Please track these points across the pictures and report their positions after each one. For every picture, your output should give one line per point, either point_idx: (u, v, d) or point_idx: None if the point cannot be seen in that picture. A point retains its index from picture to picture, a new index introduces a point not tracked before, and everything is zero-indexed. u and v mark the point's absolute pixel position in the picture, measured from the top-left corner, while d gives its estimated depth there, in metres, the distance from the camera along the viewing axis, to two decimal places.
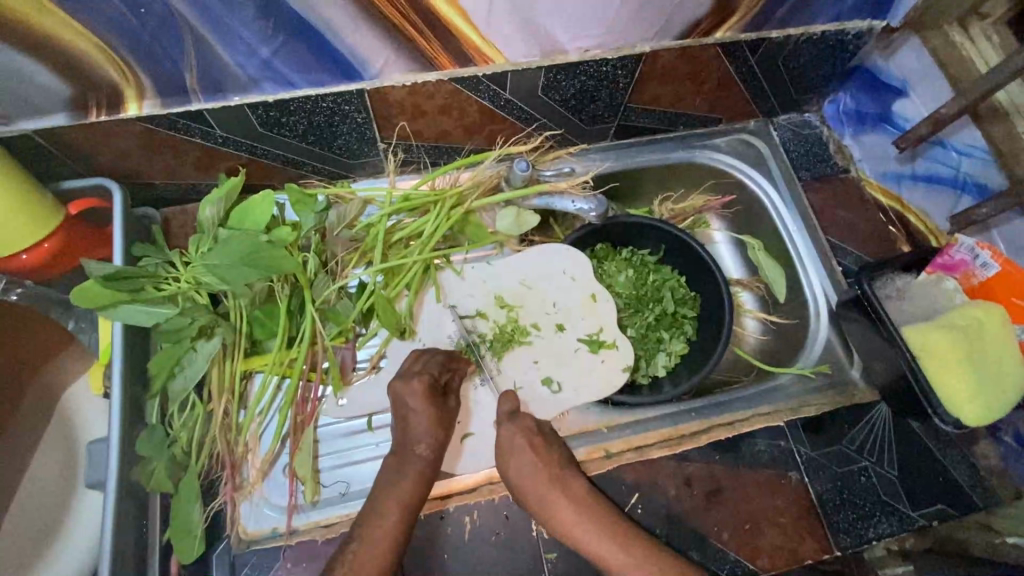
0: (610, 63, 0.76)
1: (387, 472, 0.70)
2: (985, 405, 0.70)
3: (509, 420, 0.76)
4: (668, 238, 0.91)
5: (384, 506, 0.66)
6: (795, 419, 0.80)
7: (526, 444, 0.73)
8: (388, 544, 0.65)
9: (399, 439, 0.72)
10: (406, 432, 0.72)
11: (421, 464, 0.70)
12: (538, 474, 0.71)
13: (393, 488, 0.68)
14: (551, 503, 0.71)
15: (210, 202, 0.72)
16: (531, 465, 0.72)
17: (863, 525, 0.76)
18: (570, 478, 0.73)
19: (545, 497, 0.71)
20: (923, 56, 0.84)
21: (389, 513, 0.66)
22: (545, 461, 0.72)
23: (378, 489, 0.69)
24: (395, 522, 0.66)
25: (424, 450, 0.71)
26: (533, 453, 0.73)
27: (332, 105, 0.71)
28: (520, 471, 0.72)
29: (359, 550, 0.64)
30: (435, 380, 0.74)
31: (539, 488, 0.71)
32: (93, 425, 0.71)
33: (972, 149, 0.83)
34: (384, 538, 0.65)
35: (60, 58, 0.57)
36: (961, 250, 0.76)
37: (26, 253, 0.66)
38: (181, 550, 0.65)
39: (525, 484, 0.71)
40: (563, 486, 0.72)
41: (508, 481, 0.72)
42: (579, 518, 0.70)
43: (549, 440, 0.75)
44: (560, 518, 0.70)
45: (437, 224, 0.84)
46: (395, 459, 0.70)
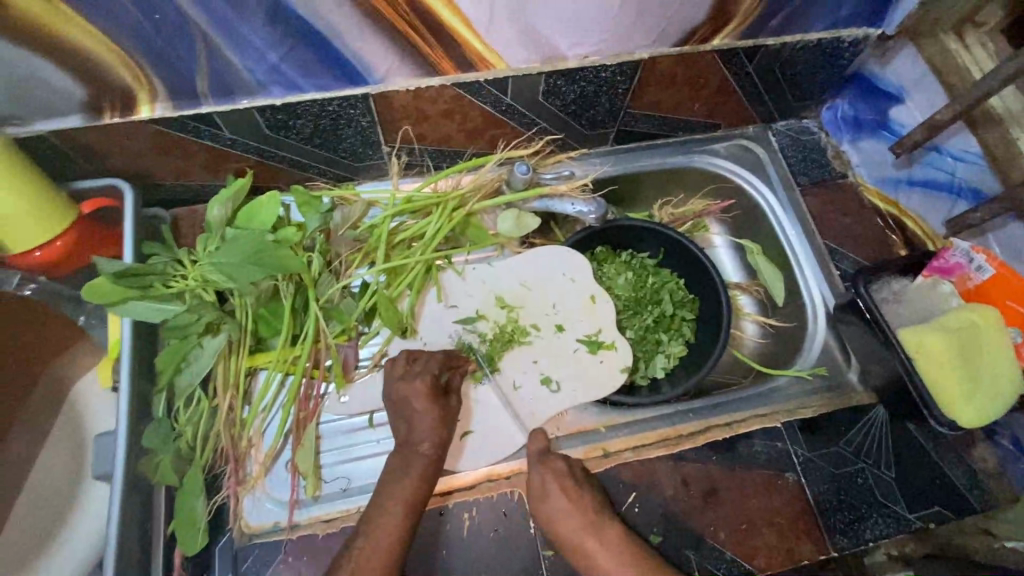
0: (610, 69, 0.78)
1: (394, 469, 0.69)
2: (979, 407, 0.70)
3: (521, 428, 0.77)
4: (667, 242, 0.93)
5: (388, 501, 0.67)
6: (793, 420, 0.81)
7: (559, 487, 0.71)
8: (391, 539, 0.65)
9: (403, 434, 0.72)
10: (410, 429, 0.72)
11: (426, 462, 0.70)
12: (571, 519, 0.70)
13: (399, 483, 0.68)
14: (586, 548, 0.69)
15: (218, 202, 0.73)
16: (563, 509, 0.70)
17: (860, 526, 0.76)
18: (605, 523, 0.71)
19: (580, 543, 0.70)
20: (918, 64, 0.85)
21: (396, 509, 0.66)
22: (578, 506, 0.70)
23: (384, 485, 0.69)
24: (400, 518, 0.66)
25: (428, 448, 0.71)
26: (566, 496, 0.71)
27: (337, 109, 0.73)
28: (553, 514, 0.70)
29: (367, 544, 0.64)
30: (437, 379, 0.75)
31: (573, 533, 0.70)
32: (100, 419, 0.73)
33: (965, 155, 0.83)
34: (386, 536, 0.65)
35: (76, 61, 0.59)
36: (957, 254, 0.77)
37: (39, 251, 0.68)
38: (185, 542, 0.66)
39: (559, 529, 0.70)
40: (599, 533, 0.70)
41: (542, 522, 0.71)
42: (614, 564, 0.69)
43: (582, 484, 0.73)
44: (594, 563, 0.69)
45: (439, 225, 0.86)
46: (398, 457, 0.71)
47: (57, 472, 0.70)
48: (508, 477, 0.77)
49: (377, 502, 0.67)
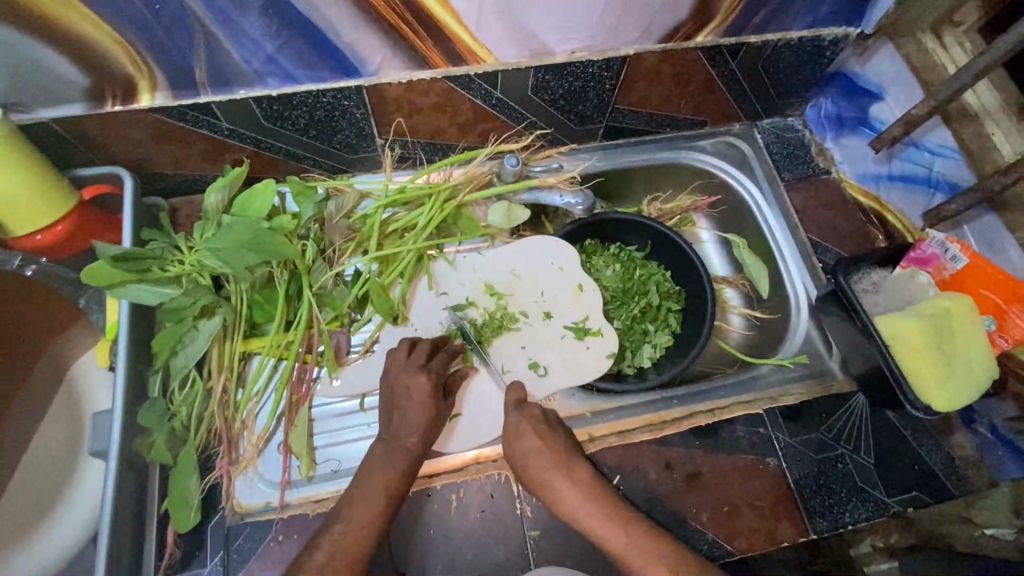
0: (596, 65, 0.80)
1: (376, 460, 0.71)
2: (952, 392, 0.73)
3: (511, 408, 0.78)
4: (654, 234, 0.95)
5: (374, 479, 0.69)
6: (775, 407, 0.83)
7: (532, 427, 0.75)
8: (376, 515, 0.67)
9: (389, 429, 0.74)
10: (402, 420, 0.73)
11: (407, 455, 0.71)
12: (542, 457, 0.73)
13: (382, 471, 0.70)
14: (555, 486, 0.72)
15: (215, 189, 0.75)
16: (536, 448, 0.74)
17: (839, 510, 0.78)
18: (576, 465, 0.74)
19: (550, 480, 0.72)
20: (897, 61, 0.89)
21: (377, 493, 0.68)
22: (550, 446, 0.74)
23: (366, 466, 0.71)
24: (384, 498, 0.68)
25: (413, 442, 0.72)
26: (539, 437, 0.74)
27: (332, 101, 0.75)
28: (526, 453, 0.74)
29: (349, 522, 0.66)
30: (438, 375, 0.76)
31: (543, 471, 0.72)
32: (98, 398, 0.75)
33: (942, 150, 0.87)
34: (371, 510, 0.67)
35: (80, 50, 0.61)
36: (932, 244, 0.79)
37: (40, 235, 0.70)
38: (178, 518, 0.67)
39: (530, 467, 0.73)
40: (570, 473, 0.73)
41: (516, 464, 0.74)
42: (580, 501, 0.71)
43: (556, 428, 0.77)
44: (565, 505, 0.71)
45: (430, 215, 0.88)
46: (380, 449, 0.72)
47: (56, 449, 0.72)
48: (495, 459, 0.79)
49: (361, 484, 0.69)
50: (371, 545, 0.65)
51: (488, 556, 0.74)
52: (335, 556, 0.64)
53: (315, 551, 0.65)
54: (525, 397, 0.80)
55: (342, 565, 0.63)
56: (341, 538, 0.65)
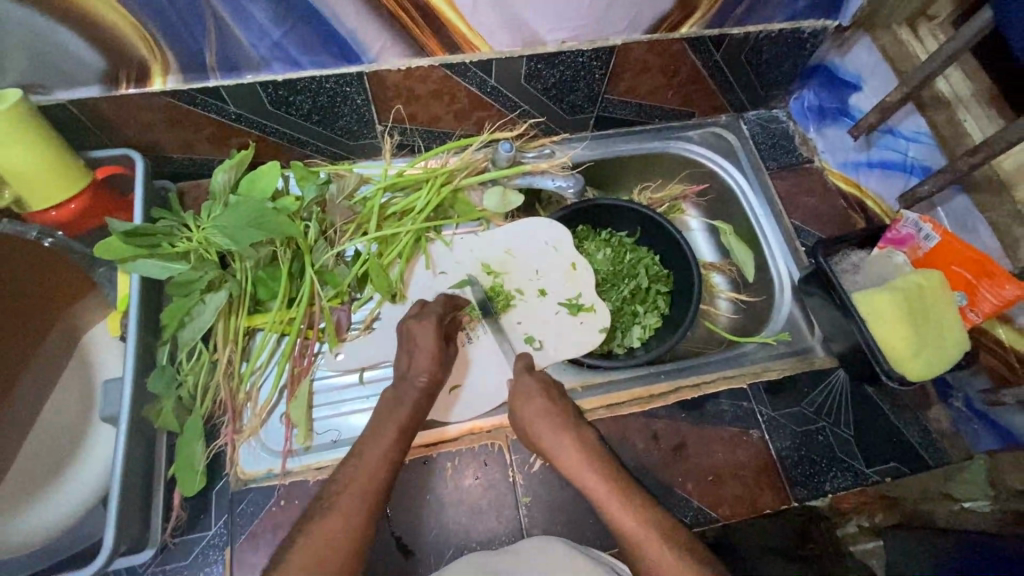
0: (586, 54, 0.84)
1: (387, 403, 0.74)
2: (926, 362, 0.76)
3: (522, 373, 0.82)
4: (643, 219, 0.98)
5: (378, 435, 0.71)
6: (758, 382, 0.86)
7: (539, 388, 0.79)
8: (382, 466, 0.69)
9: (405, 366, 0.78)
10: (411, 363, 0.78)
11: (417, 394, 0.75)
12: (549, 414, 0.77)
13: (393, 412, 0.73)
14: (558, 442, 0.75)
15: (222, 170, 0.79)
16: (543, 405, 0.77)
17: (819, 479, 0.81)
18: (580, 424, 0.77)
19: (554, 435, 0.75)
20: (873, 52, 0.92)
21: (386, 436, 0.71)
22: (556, 405, 0.78)
23: (372, 425, 0.73)
24: (391, 447, 0.70)
25: (423, 380, 0.76)
26: (546, 397, 0.78)
27: (334, 87, 0.79)
28: (534, 410, 0.77)
29: (360, 464, 0.68)
30: (441, 321, 0.82)
31: (549, 426, 0.76)
32: (108, 368, 0.78)
33: (917, 135, 0.90)
34: (377, 459, 0.69)
35: (99, 35, 0.65)
36: (907, 224, 0.83)
37: (55, 211, 0.74)
38: (184, 481, 0.71)
39: (537, 422, 0.76)
40: (573, 430, 0.76)
41: (523, 421, 0.77)
42: (582, 455, 0.74)
43: (563, 393, 0.81)
44: (564, 460, 0.74)
45: (428, 198, 0.92)
46: (391, 394, 0.76)
47: (67, 415, 0.75)
48: (488, 430, 0.82)
49: (369, 431, 0.72)
50: (382, 488, 0.67)
51: (482, 522, 0.77)
52: (347, 486, 0.67)
53: (329, 488, 0.67)
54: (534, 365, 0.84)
55: (354, 509, 0.65)
56: (352, 477, 0.67)
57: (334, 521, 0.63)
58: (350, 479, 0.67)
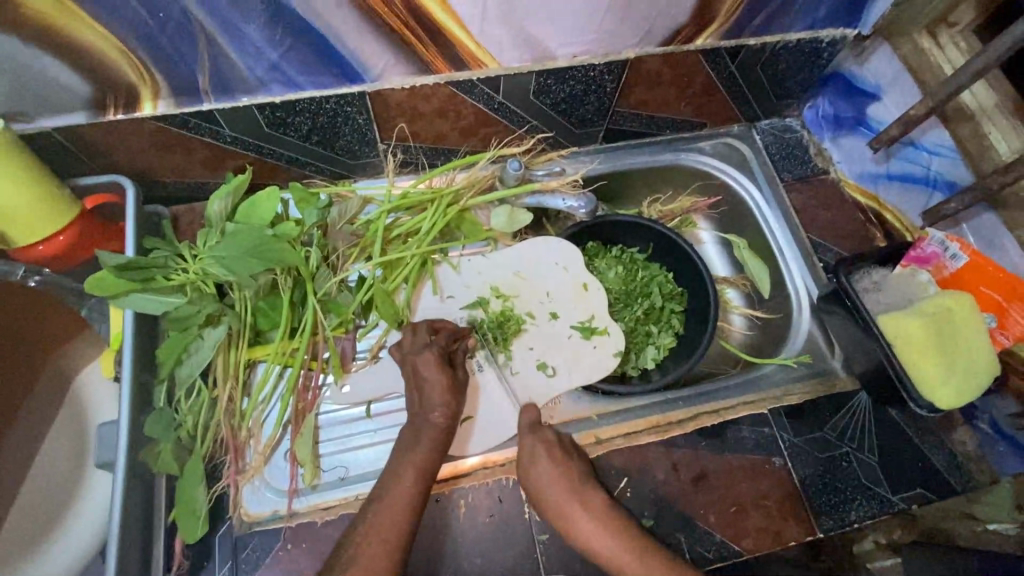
0: (598, 68, 0.80)
1: (406, 440, 0.72)
2: (956, 388, 0.73)
3: (530, 432, 0.78)
4: (655, 236, 0.95)
5: (397, 473, 0.69)
6: (780, 407, 0.83)
7: (548, 451, 0.75)
8: (406, 513, 0.66)
9: (416, 406, 0.75)
10: (422, 399, 0.75)
11: (434, 431, 0.73)
12: (559, 483, 0.73)
13: (409, 451, 0.71)
14: (570, 514, 0.72)
15: (218, 197, 0.75)
16: (551, 475, 0.74)
17: (845, 508, 0.78)
18: (589, 490, 0.74)
19: (564, 506, 0.72)
20: (894, 61, 0.89)
21: (403, 477, 0.68)
22: (564, 471, 0.74)
23: (390, 469, 0.70)
24: (412, 487, 0.68)
25: (437, 417, 0.74)
26: (553, 461, 0.75)
27: (335, 107, 0.75)
28: (542, 480, 0.74)
29: (382, 510, 0.66)
30: (444, 350, 0.78)
31: (560, 497, 0.72)
32: (102, 408, 0.75)
33: (940, 149, 0.88)
34: (401, 501, 0.67)
35: (84, 60, 0.61)
36: (933, 243, 0.81)
37: (42, 245, 0.69)
38: (186, 529, 0.67)
39: (545, 492, 0.73)
40: (584, 498, 0.73)
41: (531, 490, 0.74)
42: (595, 526, 0.71)
43: (570, 452, 0.77)
44: (576, 528, 0.72)
45: (433, 221, 0.88)
46: (411, 427, 0.74)
47: (60, 463, 0.72)
48: (503, 464, 0.80)
49: (390, 471, 0.69)
50: (405, 537, 0.65)
51: (498, 562, 0.74)
52: (368, 541, 0.64)
53: (351, 536, 0.66)
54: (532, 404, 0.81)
55: (377, 559, 0.63)
56: (375, 529, 0.65)
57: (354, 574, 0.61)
58: (369, 530, 0.65)
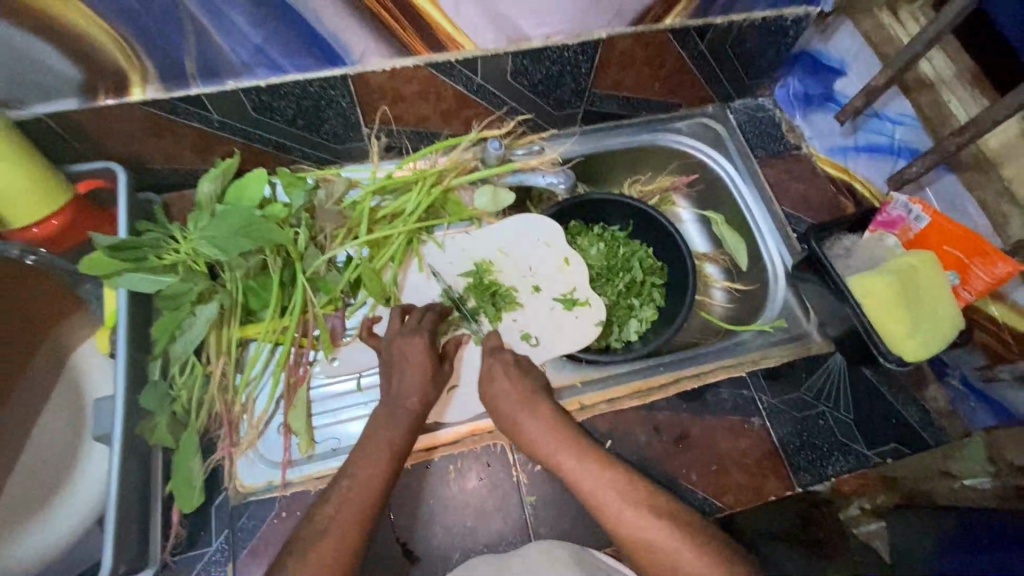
0: (571, 48, 0.83)
1: (383, 412, 0.74)
2: (921, 342, 0.77)
3: (491, 354, 0.82)
4: (635, 213, 0.97)
5: (381, 441, 0.71)
6: (757, 369, 0.86)
7: (503, 367, 0.79)
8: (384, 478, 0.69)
9: (395, 383, 0.77)
10: (403, 373, 0.77)
11: (421, 398, 0.75)
12: (511, 396, 0.77)
13: (393, 419, 0.73)
14: (520, 423, 0.75)
15: (208, 179, 0.78)
16: (505, 387, 0.78)
17: (822, 464, 0.81)
18: (543, 402, 0.77)
19: (514, 416, 0.76)
20: (856, 37, 0.95)
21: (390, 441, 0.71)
22: (519, 387, 0.77)
23: (379, 433, 0.73)
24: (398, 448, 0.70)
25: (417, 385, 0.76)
26: (509, 378, 0.78)
27: (318, 90, 0.78)
28: (497, 393, 0.78)
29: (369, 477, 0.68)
30: (433, 338, 0.81)
31: (511, 408, 0.76)
32: (100, 384, 0.77)
33: (902, 118, 0.92)
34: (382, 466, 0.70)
35: (74, 46, 0.64)
36: (897, 207, 0.84)
37: (37, 228, 0.73)
38: (182, 498, 0.69)
39: (498, 403, 0.77)
40: (535, 409, 0.76)
41: (490, 406, 0.78)
42: (542, 433, 0.74)
43: (528, 372, 0.80)
44: (526, 435, 0.75)
45: (418, 200, 0.91)
46: (388, 403, 0.75)
47: (58, 438, 0.74)
48: (490, 430, 0.81)
49: (373, 437, 0.72)
50: (380, 493, 0.68)
51: (487, 524, 0.76)
52: (354, 503, 0.66)
53: (326, 505, 0.67)
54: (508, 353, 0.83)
55: (357, 523, 0.65)
56: (361, 490, 0.67)
57: (330, 543, 0.63)
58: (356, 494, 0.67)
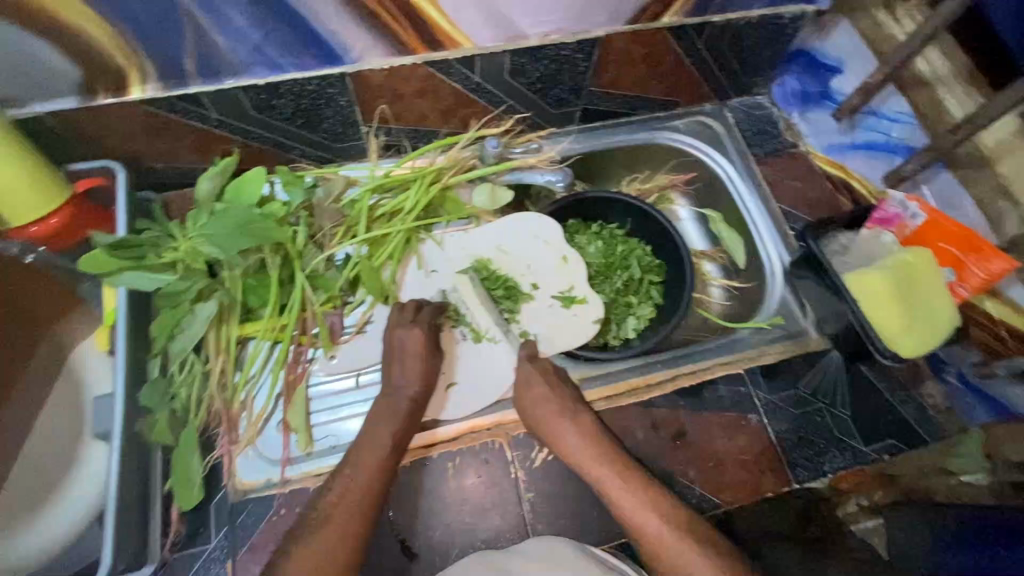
0: (569, 47, 0.83)
1: (380, 408, 0.75)
2: (914, 339, 0.77)
3: (528, 361, 0.82)
4: (633, 211, 0.98)
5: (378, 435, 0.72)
6: (755, 366, 0.87)
7: (542, 377, 0.80)
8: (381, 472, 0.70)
9: (394, 370, 0.78)
10: (400, 367, 0.78)
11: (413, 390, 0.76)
12: (548, 404, 0.77)
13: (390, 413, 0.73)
14: (558, 432, 0.76)
15: (207, 176, 0.78)
16: (544, 395, 0.78)
17: (819, 460, 0.82)
18: (580, 411, 0.77)
19: (553, 425, 0.76)
20: (853, 37, 0.97)
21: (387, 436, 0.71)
22: (555, 396, 0.78)
23: (374, 426, 0.73)
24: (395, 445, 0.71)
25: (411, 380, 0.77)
26: (547, 386, 0.79)
27: (317, 89, 0.78)
28: (535, 400, 0.78)
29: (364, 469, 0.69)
30: (432, 327, 0.81)
31: (549, 416, 0.77)
32: (100, 383, 0.78)
33: (899, 116, 0.94)
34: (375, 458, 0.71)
35: (72, 44, 0.64)
36: (893, 204, 0.84)
37: (35, 227, 0.72)
38: (182, 496, 0.70)
39: (534, 411, 0.78)
40: (572, 418, 0.77)
41: (525, 413, 0.79)
42: (579, 443, 0.75)
43: (565, 381, 0.81)
44: (562, 443, 0.76)
45: (417, 198, 0.91)
46: (386, 399, 0.76)
47: (58, 436, 0.74)
48: (489, 428, 0.82)
49: (371, 432, 0.73)
50: (376, 485, 0.69)
51: (486, 521, 0.77)
52: (348, 495, 0.68)
53: (325, 497, 0.69)
54: (537, 353, 0.84)
55: (354, 517, 0.66)
56: (356, 482, 0.69)
57: (330, 530, 0.65)
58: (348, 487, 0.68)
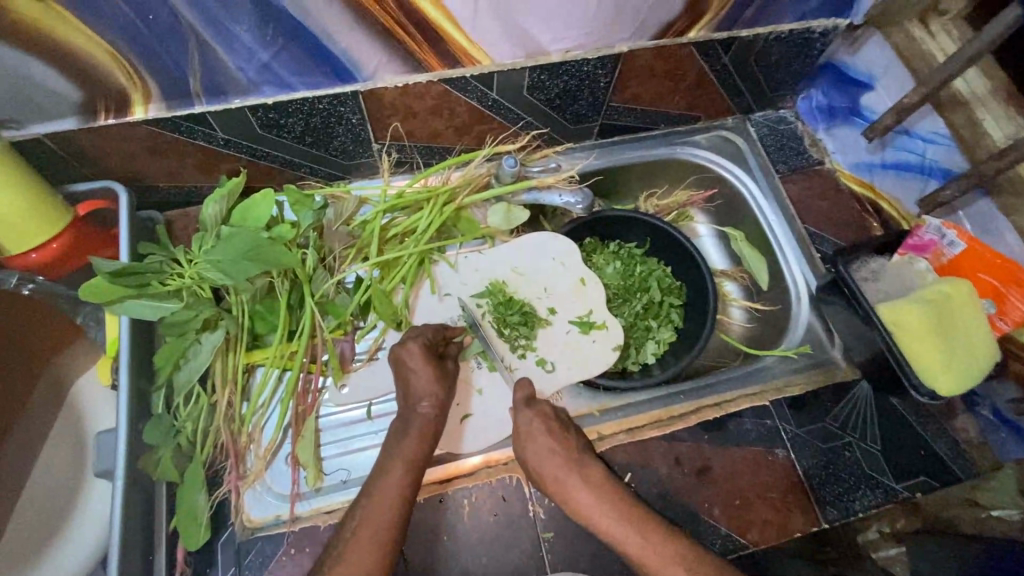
0: (591, 63, 0.79)
1: (391, 443, 0.71)
2: (958, 376, 0.74)
3: (526, 407, 0.78)
4: (654, 230, 0.94)
5: (388, 466, 0.68)
6: (781, 398, 0.83)
7: (540, 425, 0.75)
8: (392, 508, 0.65)
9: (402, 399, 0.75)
10: (416, 397, 0.75)
11: (427, 423, 0.73)
12: (554, 456, 0.73)
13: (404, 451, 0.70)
14: (569, 488, 0.72)
15: (212, 201, 0.74)
16: (548, 447, 0.74)
17: (849, 498, 0.78)
18: (589, 463, 0.74)
19: (564, 481, 0.72)
20: (886, 50, 0.90)
21: (402, 475, 0.68)
22: (562, 445, 0.74)
23: (383, 462, 0.70)
24: (403, 481, 0.67)
25: (425, 407, 0.74)
26: (550, 436, 0.75)
27: (328, 107, 0.74)
28: (537, 453, 0.74)
29: (373, 504, 0.65)
30: (432, 343, 0.79)
31: (556, 470, 0.72)
32: (103, 416, 0.76)
33: (935, 137, 0.88)
34: (390, 494, 0.66)
35: (71, 65, 0.60)
36: (930, 231, 0.83)
37: (35, 253, 0.69)
38: (188, 537, 0.67)
39: (541, 469, 0.73)
40: (581, 472, 0.73)
41: (529, 465, 0.74)
42: (590, 498, 0.71)
43: (568, 427, 0.77)
44: (573, 500, 0.72)
45: (430, 219, 0.88)
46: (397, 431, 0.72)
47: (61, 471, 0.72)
48: (504, 463, 0.79)
49: (380, 466, 0.69)
50: (394, 530, 0.64)
51: (504, 562, 0.73)
52: (359, 532, 0.63)
53: (340, 533, 0.65)
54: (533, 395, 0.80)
55: (369, 558, 0.61)
56: (367, 518, 0.64)
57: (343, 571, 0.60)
58: (359, 526, 0.64)
